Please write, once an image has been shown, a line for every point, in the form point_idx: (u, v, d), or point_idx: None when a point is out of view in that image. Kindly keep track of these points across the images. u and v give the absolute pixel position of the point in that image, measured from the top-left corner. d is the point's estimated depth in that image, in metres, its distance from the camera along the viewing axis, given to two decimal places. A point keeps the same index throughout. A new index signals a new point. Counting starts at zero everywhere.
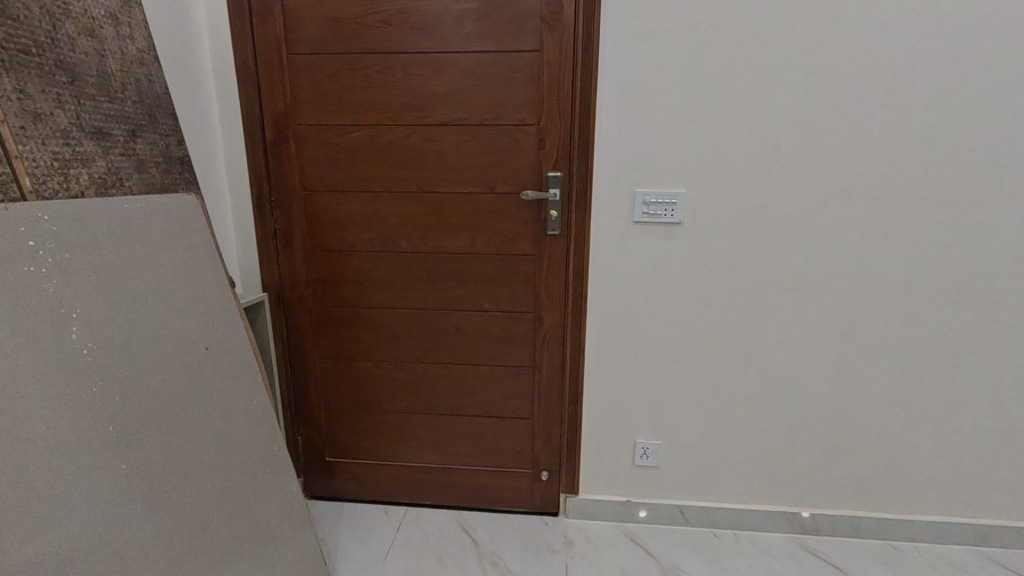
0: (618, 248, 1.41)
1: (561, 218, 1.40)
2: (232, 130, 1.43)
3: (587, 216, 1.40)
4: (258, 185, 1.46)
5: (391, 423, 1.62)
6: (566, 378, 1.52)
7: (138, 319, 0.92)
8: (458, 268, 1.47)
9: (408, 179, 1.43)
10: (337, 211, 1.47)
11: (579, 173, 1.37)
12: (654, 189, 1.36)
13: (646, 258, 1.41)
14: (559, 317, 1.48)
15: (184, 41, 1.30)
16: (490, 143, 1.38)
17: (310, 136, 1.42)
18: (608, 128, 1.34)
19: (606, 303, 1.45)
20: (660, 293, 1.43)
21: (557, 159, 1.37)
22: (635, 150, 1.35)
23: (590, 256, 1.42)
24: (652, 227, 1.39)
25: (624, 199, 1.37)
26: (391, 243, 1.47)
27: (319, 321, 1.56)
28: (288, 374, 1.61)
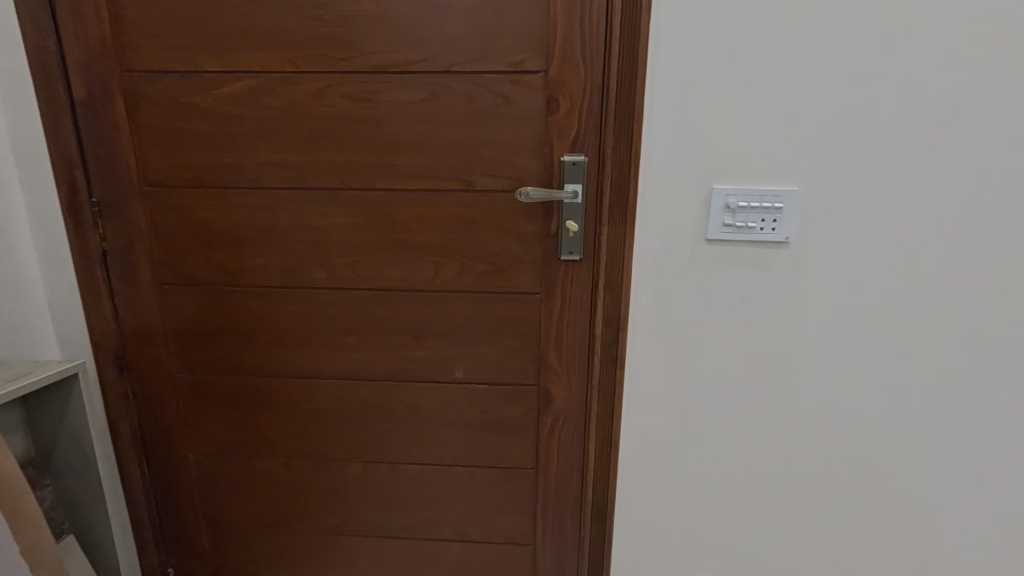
0: (678, 283, 0.84)
1: (585, 235, 0.83)
2: (16, 83, 0.82)
3: (628, 233, 0.82)
4: (69, 177, 0.86)
5: (313, 549, 1.04)
6: (588, 488, 0.95)
7: None
8: (413, 316, 0.89)
9: (325, 168, 0.84)
10: (208, 221, 0.87)
11: (615, 160, 0.80)
12: (746, 187, 0.79)
13: (726, 301, 0.84)
14: (579, 394, 0.91)
15: None
16: (464, 105, 0.80)
17: (150, 91, 0.82)
18: (670, 78, 0.76)
19: (656, 372, 0.88)
20: (747, 358, 0.87)
21: (578, 135, 0.80)
22: (715, 119, 0.77)
23: (632, 297, 0.85)
24: (738, 249, 0.82)
25: (693, 204, 0.81)
26: (301, 275, 0.89)
27: (191, 397, 0.97)
28: (146, 477, 1.01)
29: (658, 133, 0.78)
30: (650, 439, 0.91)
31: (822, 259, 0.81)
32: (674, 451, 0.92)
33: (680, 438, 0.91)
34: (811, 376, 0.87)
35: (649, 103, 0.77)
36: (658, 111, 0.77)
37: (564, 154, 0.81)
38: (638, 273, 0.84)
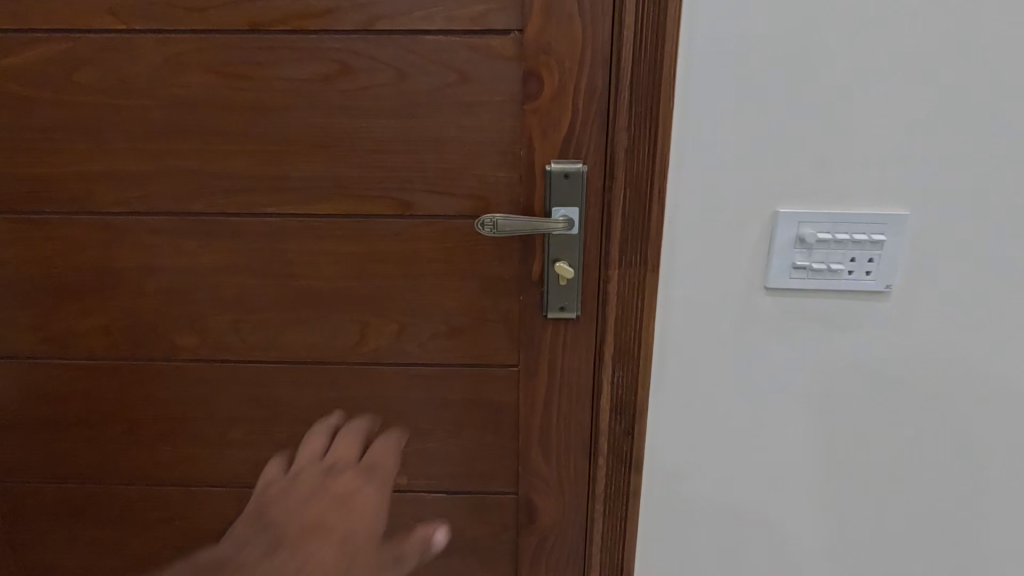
0: (722, 350, 0.56)
1: (583, 281, 0.55)
2: None
3: (649, 279, 0.54)
4: None
5: None
6: None
7: None
8: (330, 399, 0.61)
9: (186, 183, 0.55)
10: (12, 263, 0.58)
11: (630, 169, 0.51)
12: (828, 210, 0.52)
13: (791, 377, 0.57)
14: (577, 507, 0.63)
15: None
16: (395, 84, 0.51)
17: None
18: (715, 39, 0.48)
19: (687, 477, 0.60)
20: (820, 457, 0.59)
21: (572, 130, 0.51)
22: (783, 105, 0.49)
23: (652, 371, 0.57)
24: (813, 302, 0.55)
25: (746, 236, 0.53)
26: (160, 342, 0.59)
27: (16, 511, 0.67)
28: None
29: (696, 127, 0.50)
30: (678, 568, 0.63)
31: (937, 316, 0.54)
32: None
33: (721, 567, 0.63)
34: (913, 482, 0.59)
35: (681, 80, 0.49)
36: (696, 91, 0.49)
37: (551, 160, 0.52)
38: (662, 337, 0.56)
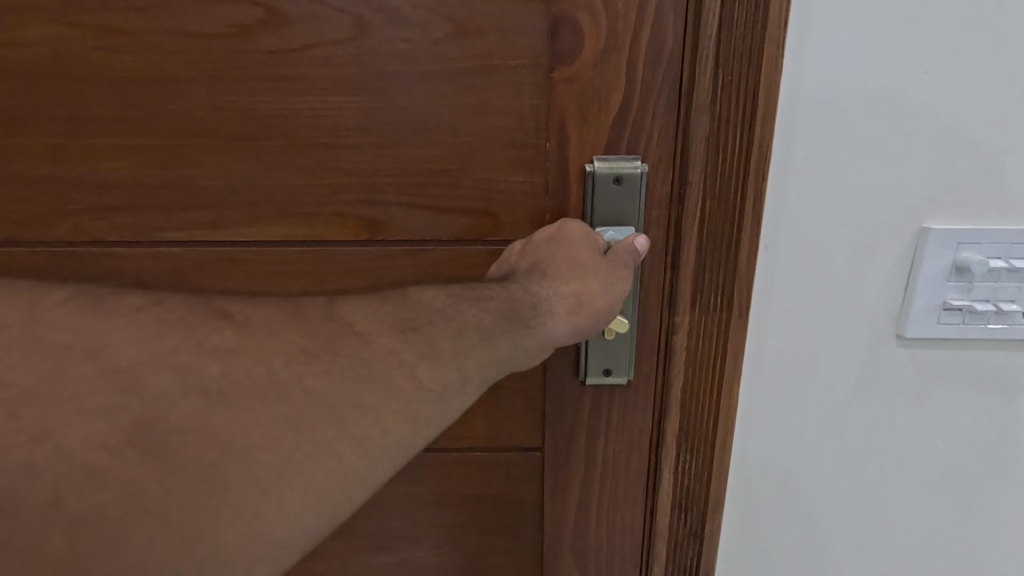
0: (829, 425, 0.40)
1: (636, 334, 0.38)
2: None
3: (734, 333, 0.37)
4: None
5: None
6: None
7: None
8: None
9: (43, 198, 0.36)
10: None
11: (713, 169, 0.34)
12: (1006, 225, 0.34)
13: (925, 459, 0.40)
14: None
15: None
16: (350, 43, 0.33)
17: None
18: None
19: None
20: (957, 566, 0.43)
21: (625, 110, 0.34)
22: (947, 69, 0.32)
23: (731, 455, 0.40)
24: (967, 356, 0.38)
25: (878, 263, 0.36)
26: None
27: None
28: None
29: (812, 103, 0.33)
30: None
31: None
32: None
33: None
34: None
35: (794, 28, 0.32)
36: (814, 48, 0.32)
37: (592, 157, 0.34)
38: (745, 407, 0.39)
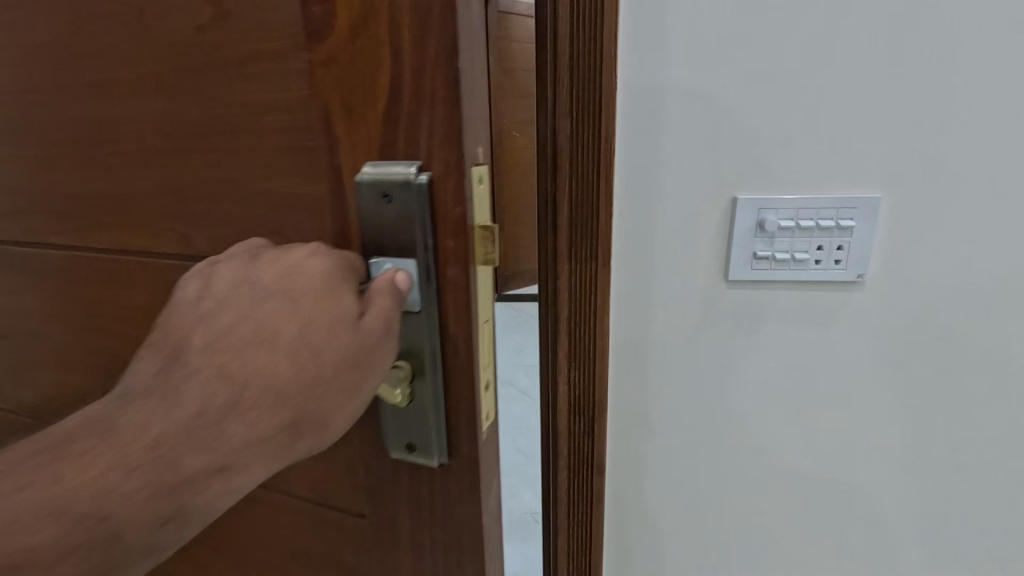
0: (677, 295, 0.78)
1: (554, 237, 0.74)
2: None
3: (600, 235, 0.74)
4: None
5: None
6: (562, 503, 0.89)
7: None
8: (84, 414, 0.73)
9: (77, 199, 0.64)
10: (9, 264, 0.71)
11: (581, 158, 0.71)
12: (801, 206, 0.73)
13: (733, 311, 0.79)
14: (547, 423, 0.84)
15: None
16: (237, 82, 0.49)
17: None
18: (669, 79, 0.70)
19: (623, 381, 0.84)
20: (752, 381, 0.82)
21: (548, 124, 0.70)
22: (709, 128, 0.71)
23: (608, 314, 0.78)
24: (768, 277, 0.77)
25: (705, 213, 0.74)
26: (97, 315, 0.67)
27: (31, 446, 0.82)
28: None
29: (627, 116, 0.71)
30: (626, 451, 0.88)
31: (897, 278, 0.76)
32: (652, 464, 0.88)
33: (669, 453, 0.87)
34: (872, 397, 0.82)
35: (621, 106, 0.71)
36: (629, 91, 0.70)
37: (374, 167, 0.47)
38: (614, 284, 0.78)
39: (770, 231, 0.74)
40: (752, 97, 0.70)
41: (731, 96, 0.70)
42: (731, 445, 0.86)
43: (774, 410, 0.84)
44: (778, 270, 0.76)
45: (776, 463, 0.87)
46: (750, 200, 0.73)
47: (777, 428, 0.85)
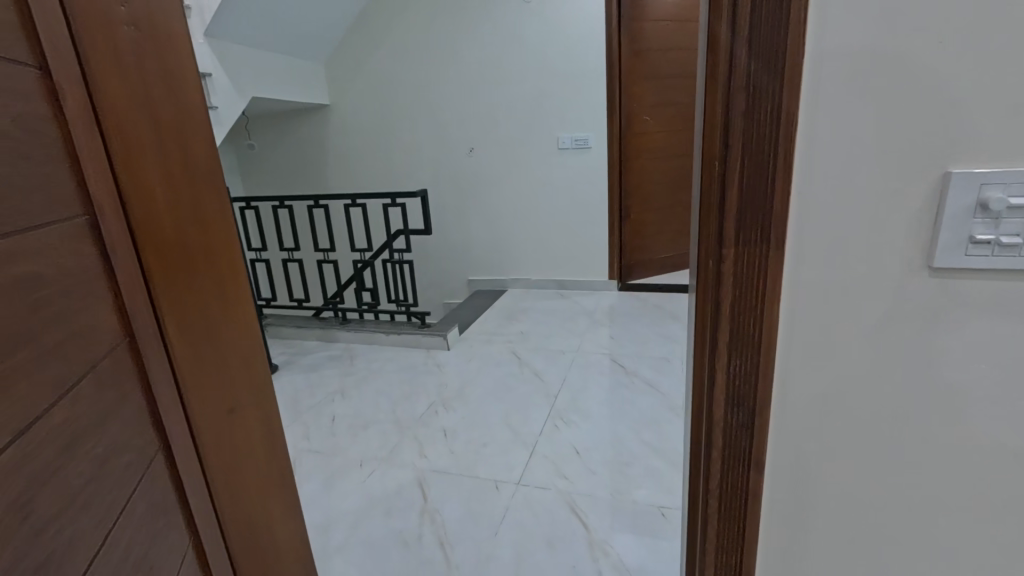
0: (863, 288, 0.71)
1: (722, 222, 0.71)
2: (81, 103, 0.99)
3: (776, 219, 0.70)
4: (109, 162, 1.06)
5: (218, 430, 1.38)
6: (717, 486, 0.85)
7: (62, 469, 0.82)
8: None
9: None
10: (111, 208, 1.06)
11: (754, 140, 0.67)
12: None
13: (935, 304, 0.70)
14: (702, 409, 0.84)
15: (36, 24, 0.88)
16: None
17: (101, 109, 1.05)
18: (865, 53, 0.63)
19: (792, 383, 0.77)
20: (950, 382, 0.72)
21: (721, 106, 0.67)
22: (915, 105, 0.63)
23: (781, 305, 0.74)
24: (988, 267, 0.67)
25: (902, 197, 0.66)
26: (62, 285, 0.88)
27: (178, 319, 1.25)
28: (196, 406, 1.30)
29: (816, 92, 0.65)
30: (797, 450, 0.81)
31: None
32: (824, 462, 0.81)
33: (845, 453, 0.79)
34: None
35: (808, 87, 0.65)
36: (818, 70, 0.64)
37: None
38: (791, 275, 0.72)
39: (995, 211, 0.64)
40: (975, 60, 0.60)
41: (948, 58, 0.61)
42: (924, 451, 0.76)
43: (983, 414, 0.73)
44: (1004, 257, 0.65)
45: (982, 472, 0.75)
46: (967, 175, 0.63)
47: (985, 434, 0.74)
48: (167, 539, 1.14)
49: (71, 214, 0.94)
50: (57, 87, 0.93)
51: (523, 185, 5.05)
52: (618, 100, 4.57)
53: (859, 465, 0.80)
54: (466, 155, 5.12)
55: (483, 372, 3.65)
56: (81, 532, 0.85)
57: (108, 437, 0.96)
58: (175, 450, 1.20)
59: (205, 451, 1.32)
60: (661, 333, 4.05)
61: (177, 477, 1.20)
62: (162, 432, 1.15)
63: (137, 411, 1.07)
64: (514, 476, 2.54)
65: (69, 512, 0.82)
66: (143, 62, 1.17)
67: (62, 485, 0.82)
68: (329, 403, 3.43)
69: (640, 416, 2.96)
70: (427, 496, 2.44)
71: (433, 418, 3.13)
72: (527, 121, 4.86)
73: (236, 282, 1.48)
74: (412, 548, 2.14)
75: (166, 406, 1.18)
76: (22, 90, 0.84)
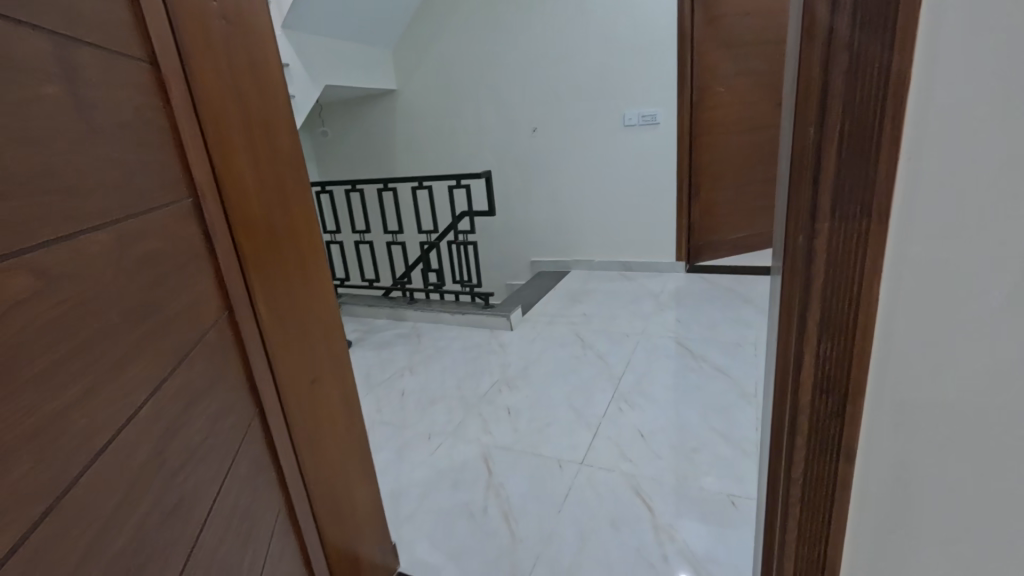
0: (985, 265, 0.64)
1: (816, 193, 0.66)
2: (182, 94, 1.08)
3: (879, 189, 0.64)
4: (206, 149, 1.15)
5: (304, 398, 1.48)
6: (803, 474, 0.81)
7: (176, 430, 0.92)
8: (125, 538, 0.75)
9: (76, 273, 0.74)
10: (208, 190, 1.15)
11: (857, 101, 0.61)
12: None
13: None
14: (786, 392, 0.79)
15: (138, 24, 0.97)
16: None
17: (200, 99, 1.14)
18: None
19: (892, 370, 0.71)
20: None
21: (820, 64, 0.62)
22: None
23: (881, 283, 0.68)
24: None
25: None
26: (168, 263, 0.98)
27: (268, 295, 1.34)
28: (284, 376, 1.40)
29: (936, 44, 0.58)
30: (894, 440, 0.75)
31: None
32: (927, 455, 0.74)
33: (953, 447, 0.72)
34: None
35: (924, 40, 0.58)
36: (939, 19, 0.57)
37: None
38: (896, 251, 0.66)
39: None
40: None
41: None
42: None
43: None
44: None
45: None
46: None
47: None
48: (266, 494, 1.27)
49: (174, 199, 1.03)
50: (159, 80, 1.02)
51: (587, 165, 4.96)
52: (690, 71, 4.34)
53: (969, 460, 0.72)
54: (530, 135, 5.08)
55: (547, 353, 3.67)
56: (201, 482, 0.98)
57: (214, 401, 1.07)
58: (266, 414, 1.31)
59: (292, 418, 1.43)
60: (733, 317, 3.87)
61: (269, 438, 1.31)
62: (256, 398, 1.26)
63: (234, 378, 1.17)
64: (578, 455, 2.55)
65: (191, 464, 0.95)
66: (233, 53, 1.24)
67: (183, 442, 0.94)
68: (398, 379, 3.58)
69: (709, 402, 2.86)
70: (492, 471, 2.51)
71: (498, 396, 3.20)
72: (592, 98, 4.74)
73: (318, 261, 1.57)
74: (478, 519, 2.22)
75: (258, 374, 1.28)
76: (129, 85, 0.93)
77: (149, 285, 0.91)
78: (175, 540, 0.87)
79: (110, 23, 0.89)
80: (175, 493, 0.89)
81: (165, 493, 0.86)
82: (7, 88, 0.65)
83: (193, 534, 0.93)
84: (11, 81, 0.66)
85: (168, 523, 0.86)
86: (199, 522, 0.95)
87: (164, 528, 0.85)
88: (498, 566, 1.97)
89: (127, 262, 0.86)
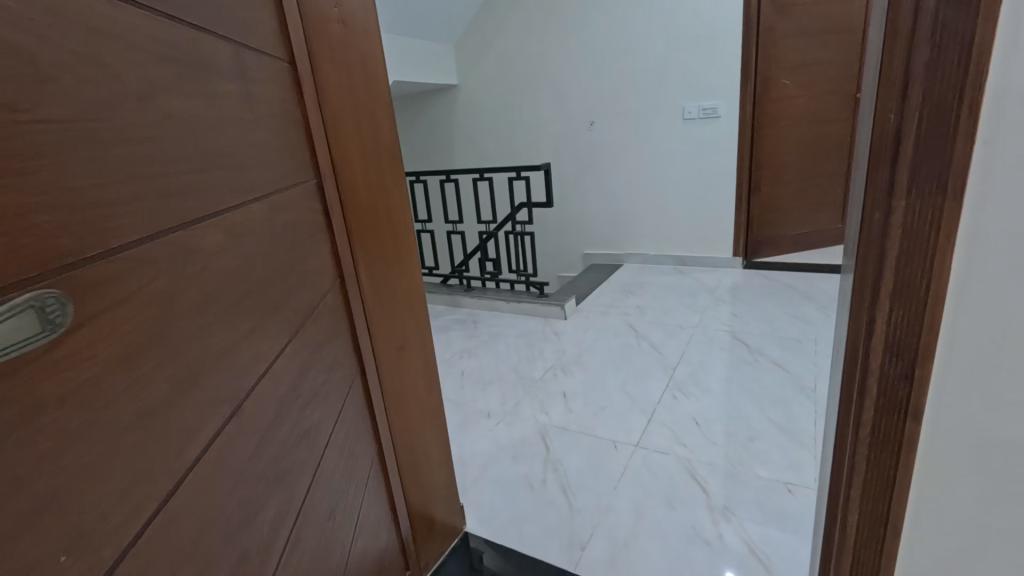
0: None
1: (893, 171, 0.74)
2: (309, 88, 1.25)
3: (956, 167, 0.71)
4: (326, 136, 1.32)
5: (393, 360, 1.65)
6: (870, 431, 0.88)
7: (306, 372, 1.09)
8: (275, 449, 0.91)
9: (246, 234, 0.91)
10: (327, 172, 1.32)
11: (935, 88, 0.68)
12: None
13: None
14: (857, 357, 0.87)
15: (282, 30, 1.14)
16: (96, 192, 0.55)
17: (322, 92, 1.31)
18: None
19: (963, 335, 0.77)
20: None
21: (902, 56, 0.70)
22: None
23: (954, 254, 0.74)
24: None
25: None
26: (301, 232, 1.15)
27: (369, 266, 1.51)
28: (379, 339, 1.57)
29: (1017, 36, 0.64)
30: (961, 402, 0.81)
31: None
32: (993, 417, 0.80)
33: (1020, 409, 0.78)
34: None
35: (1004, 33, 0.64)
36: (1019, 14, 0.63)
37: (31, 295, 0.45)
38: (970, 224, 0.72)
39: None
40: None
41: None
42: None
43: None
44: None
45: None
46: None
47: None
48: (364, 440, 1.45)
49: (304, 178, 1.20)
50: (295, 77, 1.19)
51: (643, 158, 4.97)
52: (754, 64, 4.27)
53: None
54: (587, 128, 5.14)
55: (601, 342, 3.75)
56: (322, 419, 1.15)
57: (330, 353, 1.25)
58: (365, 370, 1.48)
59: (384, 377, 1.60)
60: (793, 313, 3.80)
61: (366, 392, 1.48)
62: (358, 355, 1.44)
63: (343, 336, 1.35)
64: (632, 438, 2.63)
65: (315, 402, 1.12)
66: (348, 52, 1.41)
67: (310, 382, 1.11)
68: (458, 361, 3.77)
69: (768, 395, 2.86)
70: (549, 449, 2.63)
71: (553, 380, 3.32)
72: (651, 91, 4.74)
73: (408, 239, 1.73)
74: (537, 490, 2.35)
75: (360, 334, 1.45)
76: (276, 82, 1.10)
77: (289, 250, 1.08)
78: (306, 462, 1.04)
79: (264, 29, 1.06)
80: (306, 423, 1.06)
81: (299, 422, 1.03)
82: (206, 85, 0.81)
83: (317, 460, 1.10)
84: (210, 80, 0.82)
85: (302, 446, 1.03)
86: (321, 451, 1.12)
87: (299, 450, 1.02)
88: (558, 533, 2.10)
89: (274, 229, 1.03)
